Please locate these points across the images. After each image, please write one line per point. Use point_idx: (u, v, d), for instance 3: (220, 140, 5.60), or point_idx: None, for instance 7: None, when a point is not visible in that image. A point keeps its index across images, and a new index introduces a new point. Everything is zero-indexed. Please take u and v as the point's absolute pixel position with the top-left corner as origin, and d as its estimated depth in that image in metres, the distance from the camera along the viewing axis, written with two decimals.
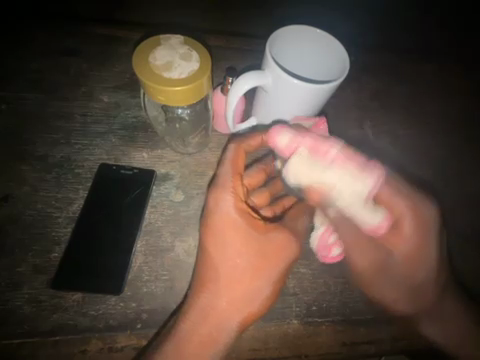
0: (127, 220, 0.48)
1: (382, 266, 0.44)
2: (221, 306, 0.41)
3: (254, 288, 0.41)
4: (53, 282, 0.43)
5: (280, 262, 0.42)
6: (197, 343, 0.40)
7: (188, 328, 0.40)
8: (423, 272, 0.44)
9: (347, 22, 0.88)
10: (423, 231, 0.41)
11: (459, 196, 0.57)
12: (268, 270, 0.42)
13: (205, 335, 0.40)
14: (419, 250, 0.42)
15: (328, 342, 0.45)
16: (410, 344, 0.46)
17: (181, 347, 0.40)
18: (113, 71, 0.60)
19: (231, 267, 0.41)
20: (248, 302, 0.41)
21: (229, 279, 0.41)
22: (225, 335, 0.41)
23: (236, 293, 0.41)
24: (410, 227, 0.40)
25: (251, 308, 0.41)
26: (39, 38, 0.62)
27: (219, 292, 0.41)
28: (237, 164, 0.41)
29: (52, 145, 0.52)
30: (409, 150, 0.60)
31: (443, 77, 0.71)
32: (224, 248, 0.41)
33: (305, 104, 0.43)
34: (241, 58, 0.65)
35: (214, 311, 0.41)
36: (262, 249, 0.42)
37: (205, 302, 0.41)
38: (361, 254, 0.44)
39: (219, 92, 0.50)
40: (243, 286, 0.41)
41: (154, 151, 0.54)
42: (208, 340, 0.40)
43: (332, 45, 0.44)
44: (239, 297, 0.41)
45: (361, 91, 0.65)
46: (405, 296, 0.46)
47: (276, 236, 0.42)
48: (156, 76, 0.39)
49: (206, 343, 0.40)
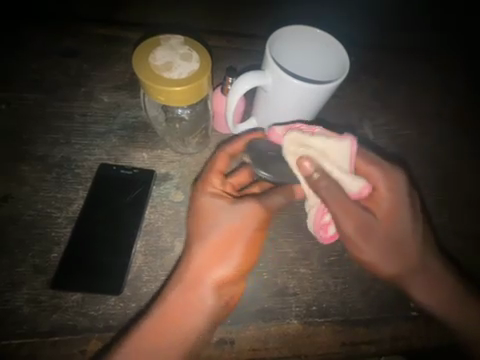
0: (128, 220, 0.48)
1: (366, 224, 0.43)
2: (197, 270, 0.42)
3: (227, 253, 0.42)
4: (53, 282, 0.43)
5: (249, 228, 0.42)
6: (178, 309, 0.41)
7: (172, 295, 0.41)
8: (401, 224, 0.44)
9: (346, 22, 0.89)
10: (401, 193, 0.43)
11: (458, 197, 0.57)
12: (239, 235, 0.42)
13: (185, 300, 0.41)
14: (392, 218, 0.44)
15: (328, 342, 0.45)
16: (410, 343, 0.46)
17: (164, 313, 0.41)
18: (113, 71, 0.60)
19: (205, 233, 0.42)
20: (222, 266, 0.42)
21: (202, 244, 0.42)
22: (204, 300, 0.41)
23: (210, 257, 0.42)
24: (385, 194, 0.43)
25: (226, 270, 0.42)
26: (40, 38, 0.62)
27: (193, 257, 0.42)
28: (216, 163, 0.45)
29: (52, 145, 0.52)
30: (409, 150, 0.60)
31: (443, 78, 0.71)
32: (200, 216, 0.43)
33: (306, 103, 0.42)
34: (241, 58, 0.65)
35: (191, 276, 0.42)
36: (233, 217, 0.42)
37: (184, 268, 0.42)
38: (350, 218, 0.42)
39: (219, 92, 0.50)
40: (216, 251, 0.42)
41: (154, 151, 0.54)
42: (189, 306, 0.41)
43: (332, 45, 0.44)
44: (214, 261, 0.42)
45: (360, 91, 0.65)
46: (389, 253, 0.44)
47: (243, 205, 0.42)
48: (156, 76, 0.39)
49: (187, 308, 0.41)
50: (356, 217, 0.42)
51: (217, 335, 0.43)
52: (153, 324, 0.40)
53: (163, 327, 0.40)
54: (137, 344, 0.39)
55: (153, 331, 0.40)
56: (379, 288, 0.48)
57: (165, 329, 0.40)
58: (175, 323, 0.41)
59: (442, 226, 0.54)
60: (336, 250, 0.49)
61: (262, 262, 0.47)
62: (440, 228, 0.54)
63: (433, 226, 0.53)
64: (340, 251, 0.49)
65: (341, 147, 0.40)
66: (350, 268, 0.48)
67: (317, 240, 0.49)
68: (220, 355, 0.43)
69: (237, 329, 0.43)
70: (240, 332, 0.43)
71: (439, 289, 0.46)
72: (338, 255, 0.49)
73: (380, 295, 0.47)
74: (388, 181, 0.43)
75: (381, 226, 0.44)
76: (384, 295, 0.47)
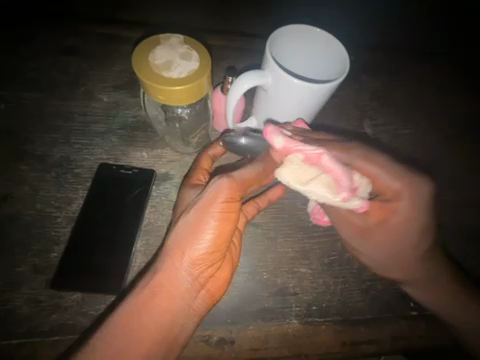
0: (128, 220, 0.48)
1: (365, 229, 0.44)
2: (168, 252, 0.38)
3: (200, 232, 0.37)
4: (52, 282, 0.43)
5: (218, 202, 0.37)
6: (150, 296, 0.37)
7: (145, 280, 0.38)
8: (408, 232, 0.43)
9: (347, 21, 0.88)
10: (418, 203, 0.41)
11: (459, 197, 0.57)
12: (210, 211, 0.37)
13: (157, 285, 0.37)
14: (404, 224, 0.42)
15: (328, 342, 0.45)
16: (410, 343, 0.46)
17: (133, 301, 0.36)
18: (112, 71, 0.60)
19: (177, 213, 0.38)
20: (194, 245, 0.37)
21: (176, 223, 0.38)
22: (178, 284, 0.37)
23: (180, 237, 0.37)
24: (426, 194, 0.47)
25: (198, 250, 0.37)
26: (39, 38, 0.62)
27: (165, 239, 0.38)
28: (202, 162, 0.48)
29: (51, 145, 0.52)
30: (409, 149, 0.60)
31: (443, 77, 0.71)
32: None
33: (306, 103, 0.42)
34: (241, 57, 0.65)
35: (163, 259, 0.38)
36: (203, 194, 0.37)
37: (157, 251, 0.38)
38: (344, 224, 0.45)
39: (219, 91, 0.50)
40: (186, 231, 0.37)
41: (154, 151, 0.54)
42: (166, 292, 0.37)
43: (332, 45, 0.44)
44: (188, 242, 0.37)
45: (360, 90, 0.65)
46: (390, 257, 0.45)
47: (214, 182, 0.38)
48: (155, 75, 0.39)
49: (159, 294, 0.37)
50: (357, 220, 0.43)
51: (217, 335, 0.43)
52: (123, 313, 0.36)
53: (138, 316, 0.36)
54: (104, 335, 0.35)
55: (127, 320, 0.36)
56: (379, 288, 0.48)
57: (139, 318, 0.36)
58: (151, 311, 0.36)
59: (443, 225, 0.54)
60: (336, 250, 0.49)
61: (262, 262, 0.47)
62: (441, 228, 0.53)
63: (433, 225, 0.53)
64: (340, 251, 0.49)
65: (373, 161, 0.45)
66: (350, 268, 0.48)
67: (317, 240, 0.49)
68: (220, 355, 0.43)
69: (237, 329, 0.43)
70: (240, 332, 0.43)
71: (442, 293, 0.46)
72: (338, 255, 0.49)
73: (380, 294, 0.47)
74: (408, 194, 0.40)
75: (390, 230, 0.43)
76: (384, 294, 0.47)
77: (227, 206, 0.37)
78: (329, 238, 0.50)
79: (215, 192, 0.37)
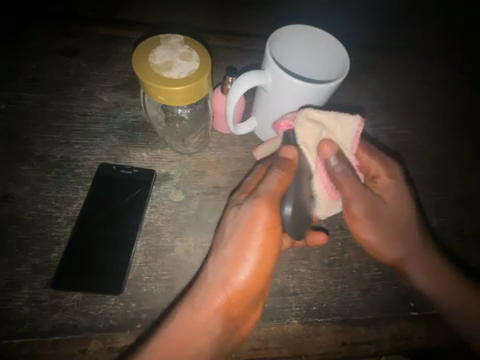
0: (128, 220, 0.48)
1: (375, 206, 0.48)
2: (211, 291, 0.41)
3: (238, 267, 0.41)
4: (53, 282, 0.43)
5: (257, 228, 0.40)
6: (185, 330, 0.40)
7: (183, 312, 0.41)
8: (395, 249, 0.48)
9: (347, 21, 0.88)
10: (398, 189, 0.49)
11: (459, 196, 0.57)
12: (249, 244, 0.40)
13: (193, 322, 0.40)
14: (396, 209, 0.49)
15: (328, 341, 0.45)
16: (411, 344, 0.46)
17: (174, 334, 0.40)
18: (113, 71, 0.60)
19: (220, 251, 0.42)
20: (236, 284, 0.41)
21: (213, 261, 0.42)
22: (212, 325, 0.42)
23: (227, 274, 0.41)
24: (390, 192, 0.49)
25: (237, 289, 0.41)
26: (40, 39, 0.62)
27: (209, 275, 0.41)
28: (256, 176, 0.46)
29: (52, 145, 0.52)
30: (408, 149, 0.60)
31: (443, 79, 0.71)
32: (221, 232, 0.43)
33: (306, 103, 0.42)
34: (240, 57, 0.65)
35: (202, 297, 0.41)
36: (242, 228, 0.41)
37: (197, 289, 0.41)
38: (353, 192, 0.44)
39: (219, 91, 0.50)
40: (231, 269, 0.41)
41: (154, 151, 0.54)
42: (201, 331, 0.41)
43: (333, 45, 0.43)
44: (224, 281, 0.41)
45: (360, 90, 0.65)
46: (394, 234, 0.49)
47: (249, 206, 0.41)
48: (155, 75, 0.39)
49: (195, 329, 0.41)
50: (357, 212, 0.46)
51: None
52: (164, 345, 0.39)
53: (171, 350, 0.40)
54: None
55: (161, 353, 0.39)
56: (378, 288, 0.48)
57: (168, 352, 0.40)
58: (183, 346, 0.41)
59: (443, 226, 0.54)
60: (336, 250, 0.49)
61: None
62: (441, 228, 0.53)
63: (431, 225, 0.53)
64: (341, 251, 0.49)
65: (346, 132, 0.43)
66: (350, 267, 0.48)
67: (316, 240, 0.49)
68: None
69: None
70: None
71: (444, 287, 0.47)
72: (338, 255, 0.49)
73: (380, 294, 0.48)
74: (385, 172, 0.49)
75: (390, 208, 0.49)
76: (384, 294, 0.48)
77: (265, 235, 0.40)
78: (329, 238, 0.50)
79: (252, 216, 0.41)
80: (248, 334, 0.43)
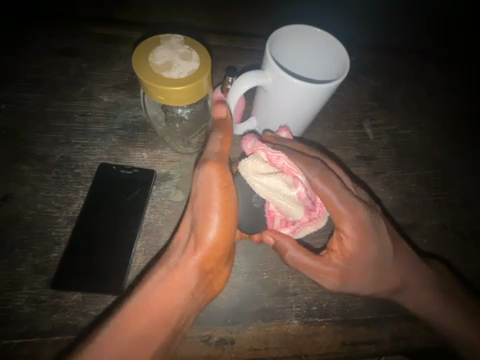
0: (127, 220, 0.48)
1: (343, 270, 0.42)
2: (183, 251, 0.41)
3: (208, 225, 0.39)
4: (53, 281, 0.43)
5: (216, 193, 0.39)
6: (160, 291, 0.40)
7: (160, 273, 0.41)
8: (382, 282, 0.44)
9: (347, 21, 0.88)
10: (369, 243, 0.42)
11: (459, 196, 0.57)
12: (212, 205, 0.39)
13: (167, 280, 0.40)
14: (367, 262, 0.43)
15: (328, 342, 0.45)
16: (410, 344, 0.46)
17: (147, 292, 0.39)
18: (113, 71, 0.60)
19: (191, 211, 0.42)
20: (206, 241, 0.40)
21: (188, 218, 0.42)
22: (186, 281, 0.41)
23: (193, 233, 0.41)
24: (350, 231, 0.41)
25: (210, 246, 0.40)
26: (40, 39, 0.62)
27: (180, 238, 0.42)
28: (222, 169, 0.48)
29: (52, 145, 0.52)
30: (408, 148, 0.60)
31: (442, 79, 0.71)
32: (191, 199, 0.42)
33: (306, 103, 0.42)
34: (240, 58, 0.65)
35: (176, 256, 0.41)
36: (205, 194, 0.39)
37: (173, 249, 0.42)
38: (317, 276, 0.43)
39: (219, 92, 0.50)
40: (199, 226, 0.40)
41: (154, 151, 0.54)
42: (176, 290, 0.40)
43: (333, 45, 0.43)
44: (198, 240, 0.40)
45: (360, 89, 0.65)
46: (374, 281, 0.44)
47: (202, 173, 0.39)
48: (155, 75, 0.39)
49: (168, 293, 0.40)
50: (329, 269, 0.42)
51: (217, 335, 0.43)
52: (136, 303, 0.38)
53: (147, 306, 0.39)
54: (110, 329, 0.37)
55: (132, 315, 0.38)
56: None
57: (144, 312, 0.38)
58: (159, 304, 0.39)
59: (443, 226, 0.54)
60: None
61: (262, 262, 0.47)
62: (441, 227, 0.53)
63: (431, 225, 0.53)
64: None
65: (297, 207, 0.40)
66: None
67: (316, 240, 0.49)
68: (220, 355, 0.42)
69: (237, 329, 0.43)
70: (240, 332, 0.43)
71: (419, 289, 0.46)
72: None
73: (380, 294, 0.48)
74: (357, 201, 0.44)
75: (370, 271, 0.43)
76: None
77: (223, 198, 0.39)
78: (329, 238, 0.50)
79: (207, 179, 0.39)
80: (221, 289, 0.43)
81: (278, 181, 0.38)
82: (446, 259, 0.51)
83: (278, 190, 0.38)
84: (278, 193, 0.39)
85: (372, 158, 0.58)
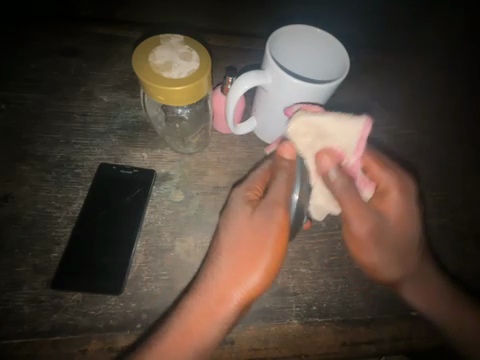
0: (127, 220, 0.48)
1: (379, 227, 0.45)
2: (223, 285, 0.40)
3: (257, 262, 0.40)
4: (53, 282, 0.43)
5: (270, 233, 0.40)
6: (198, 320, 0.39)
7: (195, 304, 0.40)
8: (409, 233, 0.46)
9: (347, 21, 0.88)
10: (407, 202, 0.45)
11: (459, 196, 0.57)
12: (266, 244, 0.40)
13: (203, 310, 0.39)
14: (402, 222, 0.46)
15: (328, 341, 0.45)
16: (410, 344, 0.46)
17: (184, 326, 0.39)
18: (113, 71, 0.60)
19: (231, 237, 0.41)
20: (250, 281, 0.39)
21: (227, 249, 0.41)
22: (226, 314, 0.40)
23: (236, 271, 0.40)
24: (397, 196, 0.45)
25: (253, 287, 0.40)
26: (40, 39, 0.62)
27: (215, 272, 0.41)
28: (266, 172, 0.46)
29: (52, 145, 0.52)
30: (408, 148, 0.60)
31: (443, 79, 0.71)
32: (235, 229, 0.41)
33: (306, 103, 0.42)
34: (240, 58, 0.65)
35: (215, 289, 0.40)
36: (259, 229, 0.40)
37: (210, 281, 0.40)
38: (358, 219, 0.43)
39: (219, 92, 0.50)
40: (247, 263, 0.40)
41: (154, 151, 0.54)
42: (212, 318, 0.39)
43: (332, 45, 0.43)
44: (239, 276, 0.40)
45: (360, 89, 0.65)
46: (395, 260, 0.47)
47: (268, 211, 0.41)
48: (156, 75, 0.39)
49: (207, 322, 0.39)
50: (366, 220, 0.43)
51: None
52: (174, 337, 0.39)
53: (184, 337, 0.39)
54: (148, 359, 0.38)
55: (170, 348, 0.38)
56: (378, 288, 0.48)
57: (182, 344, 0.39)
58: (196, 334, 0.39)
59: (443, 226, 0.54)
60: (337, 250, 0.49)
61: None
62: (441, 228, 0.54)
63: (431, 225, 0.53)
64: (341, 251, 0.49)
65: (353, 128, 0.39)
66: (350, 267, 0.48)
67: (316, 240, 0.49)
68: (220, 355, 0.43)
69: (237, 329, 0.43)
70: (240, 332, 0.43)
71: (433, 293, 0.47)
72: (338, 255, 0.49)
73: (380, 294, 0.48)
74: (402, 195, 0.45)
75: (391, 232, 0.46)
76: (384, 294, 0.48)
77: (278, 238, 0.40)
78: (329, 239, 0.50)
79: (271, 218, 0.41)
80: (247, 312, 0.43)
81: (333, 121, 0.39)
82: (447, 259, 0.51)
83: (337, 134, 0.40)
84: (338, 130, 0.39)
85: None
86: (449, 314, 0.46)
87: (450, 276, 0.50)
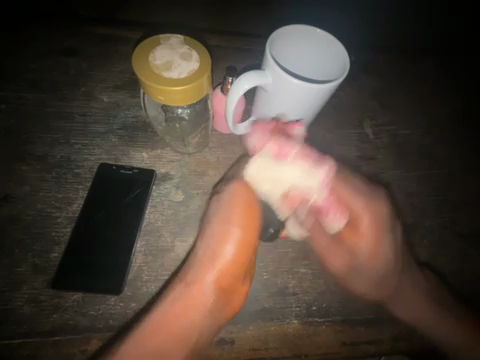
0: (127, 220, 0.48)
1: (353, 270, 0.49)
2: (197, 272, 0.43)
3: (226, 238, 0.43)
4: (52, 282, 0.43)
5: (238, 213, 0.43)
6: (179, 308, 0.43)
7: (174, 293, 0.43)
8: (381, 263, 0.49)
9: (347, 21, 0.88)
10: (382, 232, 0.47)
11: (459, 197, 0.57)
12: (233, 223, 0.43)
13: (185, 298, 0.43)
14: (375, 248, 0.48)
15: (328, 342, 0.45)
16: (409, 343, 0.46)
17: (165, 312, 0.43)
18: (113, 71, 0.60)
19: (205, 228, 0.43)
20: (223, 259, 0.43)
21: (199, 239, 0.44)
22: (204, 297, 0.44)
23: (210, 258, 0.43)
24: (367, 228, 0.46)
25: (226, 262, 0.43)
26: (40, 39, 0.62)
27: (190, 263, 0.43)
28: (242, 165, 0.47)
29: (52, 145, 0.52)
30: (408, 149, 0.60)
31: (443, 80, 0.71)
32: (208, 220, 0.44)
33: (306, 103, 0.42)
34: (240, 58, 0.65)
35: (191, 277, 0.43)
36: (226, 213, 0.43)
37: (189, 268, 0.43)
38: (332, 254, 0.48)
39: (219, 92, 0.50)
40: (215, 245, 0.43)
41: (154, 151, 0.54)
42: (191, 305, 0.44)
43: (332, 45, 0.43)
44: (211, 257, 0.43)
45: (359, 89, 0.65)
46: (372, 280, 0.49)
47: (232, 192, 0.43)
48: (156, 76, 0.39)
49: (188, 308, 0.44)
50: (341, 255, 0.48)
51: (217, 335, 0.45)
52: (153, 323, 0.42)
53: (167, 323, 0.43)
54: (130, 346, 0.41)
55: (149, 338, 0.42)
56: None
57: (162, 332, 0.43)
58: (178, 323, 0.44)
59: (443, 226, 0.54)
60: None
61: (262, 262, 0.47)
62: (441, 227, 0.53)
63: (431, 224, 0.53)
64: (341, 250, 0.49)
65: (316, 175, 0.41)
66: None
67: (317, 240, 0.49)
68: None
69: (237, 329, 0.44)
70: (240, 332, 0.44)
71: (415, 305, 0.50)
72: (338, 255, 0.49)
73: None
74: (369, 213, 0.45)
75: (366, 266, 0.49)
76: None
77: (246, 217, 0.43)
78: None
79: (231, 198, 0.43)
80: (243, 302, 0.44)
81: (295, 170, 0.41)
82: (447, 259, 0.52)
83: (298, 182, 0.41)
84: (298, 180, 0.41)
85: (372, 158, 0.58)
86: (433, 325, 0.50)
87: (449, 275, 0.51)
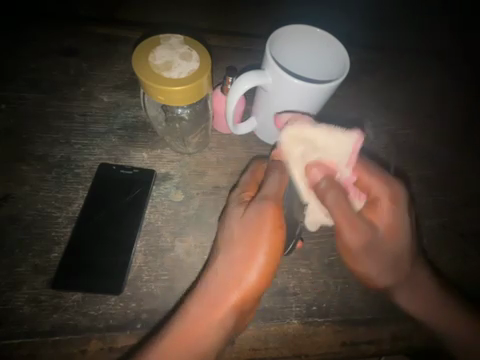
0: (127, 220, 0.48)
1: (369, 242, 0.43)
2: (219, 290, 0.40)
3: (254, 258, 0.40)
4: (53, 282, 0.43)
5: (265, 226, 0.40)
6: (197, 329, 0.39)
7: (193, 310, 0.40)
8: (400, 241, 0.44)
9: (347, 20, 0.88)
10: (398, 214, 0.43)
11: (459, 197, 0.57)
12: (261, 241, 0.39)
13: (202, 320, 0.39)
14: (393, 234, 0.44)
15: (328, 342, 0.45)
16: (410, 343, 0.46)
17: (181, 330, 0.39)
18: (112, 71, 0.60)
19: (227, 244, 0.42)
20: (246, 282, 0.40)
21: (223, 256, 0.41)
22: (223, 321, 0.40)
23: (234, 279, 0.40)
24: (386, 205, 0.43)
25: (251, 285, 0.40)
26: (40, 39, 0.62)
27: (213, 281, 0.41)
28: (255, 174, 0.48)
29: (52, 145, 0.52)
30: (408, 148, 0.60)
31: (443, 80, 0.71)
32: (230, 239, 0.41)
33: (306, 103, 0.42)
34: (240, 58, 0.65)
35: (213, 299, 0.40)
36: (251, 229, 0.40)
37: (208, 287, 0.41)
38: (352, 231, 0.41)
39: (219, 92, 0.50)
40: (241, 263, 0.40)
41: (154, 151, 0.54)
42: (209, 327, 0.40)
43: (333, 45, 0.43)
44: (237, 276, 0.40)
45: (360, 89, 0.65)
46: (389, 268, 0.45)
47: (256, 208, 0.41)
48: (156, 75, 0.39)
49: (206, 330, 0.40)
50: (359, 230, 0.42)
51: None
52: (169, 343, 0.39)
53: (180, 344, 0.39)
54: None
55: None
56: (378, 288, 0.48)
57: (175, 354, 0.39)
58: (194, 342, 0.39)
59: (443, 226, 0.54)
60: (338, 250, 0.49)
61: None
62: (441, 227, 0.54)
63: (431, 224, 0.53)
64: None
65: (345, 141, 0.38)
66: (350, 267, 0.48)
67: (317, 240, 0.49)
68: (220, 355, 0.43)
69: None
70: (240, 333, 0.44)
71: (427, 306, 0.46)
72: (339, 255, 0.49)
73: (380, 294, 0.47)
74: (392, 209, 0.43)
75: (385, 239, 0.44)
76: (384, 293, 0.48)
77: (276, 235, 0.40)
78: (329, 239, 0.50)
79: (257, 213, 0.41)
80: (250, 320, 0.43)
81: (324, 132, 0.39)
82: (447, 259, 0.51)
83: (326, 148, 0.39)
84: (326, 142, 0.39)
85: (372, 158, 0.58)
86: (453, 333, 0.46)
87: (449, 275, 0.50)
